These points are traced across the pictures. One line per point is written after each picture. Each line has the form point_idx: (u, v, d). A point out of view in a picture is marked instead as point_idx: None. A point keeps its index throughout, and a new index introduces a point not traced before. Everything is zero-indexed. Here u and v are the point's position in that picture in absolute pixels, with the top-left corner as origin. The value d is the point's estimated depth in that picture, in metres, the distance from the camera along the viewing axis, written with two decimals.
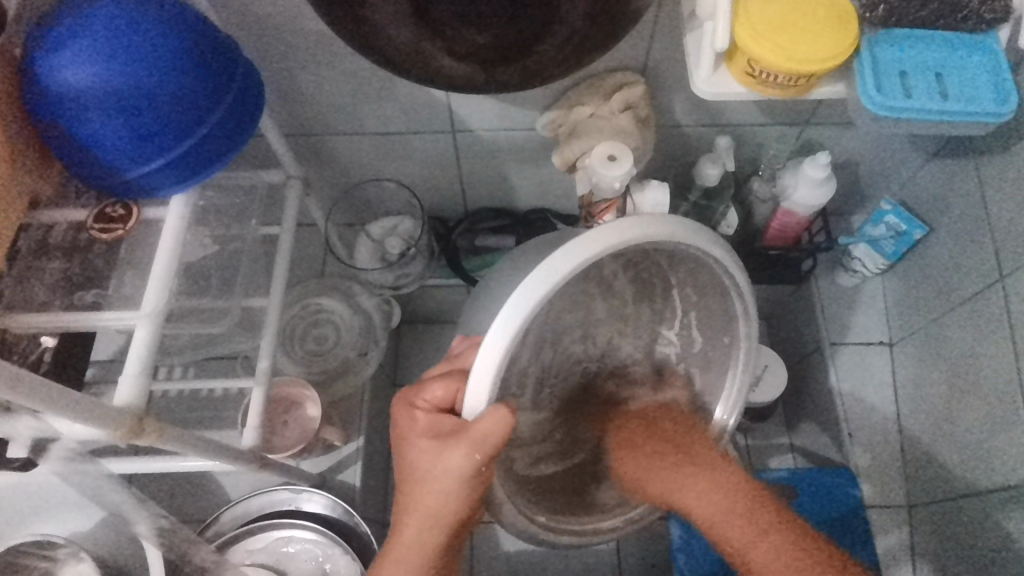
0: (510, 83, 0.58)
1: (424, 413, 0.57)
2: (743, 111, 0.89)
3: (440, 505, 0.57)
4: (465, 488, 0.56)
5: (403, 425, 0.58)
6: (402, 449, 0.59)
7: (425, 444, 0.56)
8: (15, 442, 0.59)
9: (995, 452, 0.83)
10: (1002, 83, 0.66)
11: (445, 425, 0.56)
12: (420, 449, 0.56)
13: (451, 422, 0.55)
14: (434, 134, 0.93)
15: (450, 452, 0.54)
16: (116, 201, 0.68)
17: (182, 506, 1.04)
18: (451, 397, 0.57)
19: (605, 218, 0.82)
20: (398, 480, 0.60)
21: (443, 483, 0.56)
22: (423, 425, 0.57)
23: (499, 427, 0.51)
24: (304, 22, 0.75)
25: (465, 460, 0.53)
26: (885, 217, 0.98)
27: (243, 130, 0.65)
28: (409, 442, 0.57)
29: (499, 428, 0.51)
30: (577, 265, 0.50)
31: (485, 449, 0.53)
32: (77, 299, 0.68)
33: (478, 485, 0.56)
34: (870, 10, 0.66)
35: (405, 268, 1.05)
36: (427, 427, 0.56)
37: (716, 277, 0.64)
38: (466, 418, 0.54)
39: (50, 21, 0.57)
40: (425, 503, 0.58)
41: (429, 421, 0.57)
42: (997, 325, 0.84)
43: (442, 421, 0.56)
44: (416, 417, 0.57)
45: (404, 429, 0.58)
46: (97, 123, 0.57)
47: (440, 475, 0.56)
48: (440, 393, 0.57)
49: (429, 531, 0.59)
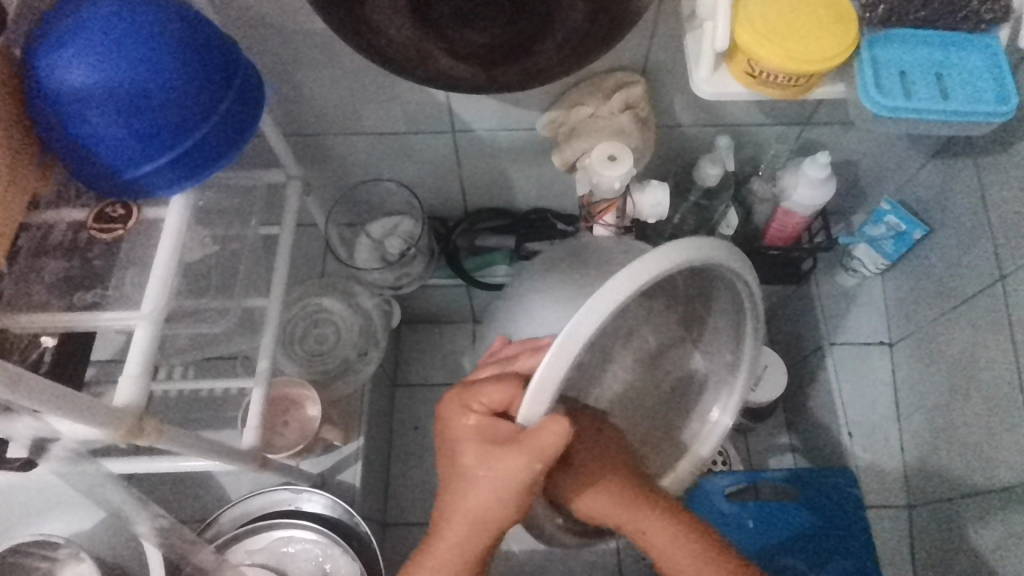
0: (511, 83, 0.58)
1: (479, 416, 0.54)
2: (743, 111, 0.89)
3: (486, 514, 0.54)
4: (511, 500, 0.53)
5: (454, 425, 0.55)
6: (449, 450, 0.56)
7: (476, 446, 0.53)
8: (15, 442, 0.59)
9: (995, 452, 0.83)
10: (1002, 83, 0.66)
11: (500, 430, 0.53)
12: (471, 452, 0.53)
13: (508, 427, 0.52)
14: (434, 135, 0.93)
15: (507, 455, 0.51)
16: (116, 201, 0.69)
17: (182, 506, 1.04)
18: (507, 403, 0.54)
19: (605, 218, 0.84)
20: (440, 484, 0.56)
21: (490, 490, 0.53)
22: (476, 428, 0.53)
23: (559, 438, 0.48)
24: (304, 21, 0.75)
25: (524, 468, 0.50)
26: (885, 217, 0.99)
27: (243, 130, 0.65)
28: (460, 444, 0.54)
29: (558, 437, 0.49)
30: (641, 287, 0.48)
31: (546, 459, 0.50)
32: (77, 300, 0.67)
33: (528, 497, 0.53)
34: (870, 10, 0.66)
35: (406, 268, 1.05)
36: (481, 430, 0.53)
37: (737, 300, 0.63)
38: (525, 425, 0.51)
39: (51, 22, 0.57)
40: (469, 509, 0.54)
41: (482, 425, 0.53)
42: (997, 325, 0.84)
43: (498, 426, 0.53)
44: (470, 417, 0.54)
45: (455, 429, 0.55)
46: (95, 122, 0.57)
47: (493, 482, 0.52)
48: (495, 396, 0.55)
49: (468, 542, 0.55)
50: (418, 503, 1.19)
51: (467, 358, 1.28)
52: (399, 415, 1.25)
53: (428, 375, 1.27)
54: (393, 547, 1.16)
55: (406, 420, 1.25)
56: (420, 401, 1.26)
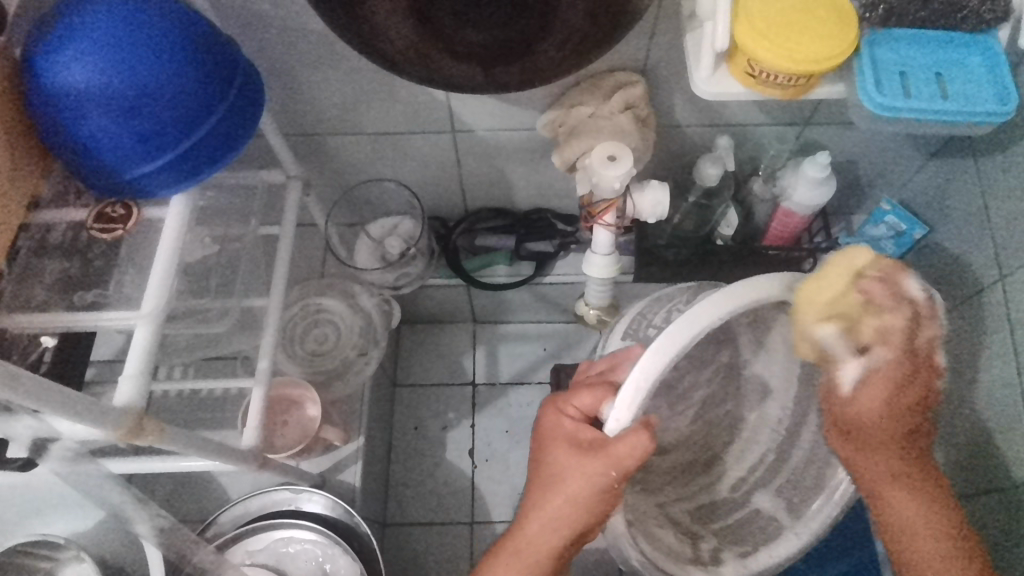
0: (512, 82, 0.57)
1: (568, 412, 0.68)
2: (743, 111, 0.89)
3: (575, 504, 0.63)
4: (595, 500, 0.63)
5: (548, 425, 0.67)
6: (544, 456, 0.66)
7: (574, 457, 0.63)
8: (15, 441, 0.59)
9: (995, 451, 0.83)
10: (1003, 83, 0.66)
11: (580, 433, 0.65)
12: (600, 471, 0.61)
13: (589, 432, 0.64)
14: (435, 135, 0.93)
15: (596, 463, 0.61)
16: (116, 201, 0.68)
17: (183, 506, 1.04)
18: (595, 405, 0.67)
19: (605, 217, 0.85)
20: (528, 487, 0.66)
21: (582, 492, 0.62)
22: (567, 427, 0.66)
23: (638, 448, 0.59)
24: (303, 20, 0.75)
25: (605, 474, 0.61)
26: (885, 217, 1.00)
27: (243, 130, 0.65)
28: (552, 441, 0.65)
29: (637, 450, 0.59)
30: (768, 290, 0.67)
31: (621, 468, 0.60)
32: (77, 299, 0.68)
33: (606, 495, 0.63)
34: (870, 10, 0.66)
35: (405, 268, 1.05)
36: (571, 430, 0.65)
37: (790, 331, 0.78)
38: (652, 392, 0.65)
39: (52, 20, 0.57)
40: (556, 506, 0.63)
41: (578, 428, 0.65)
42: (997, 324, 0.84)
43: (579, 428, 0.65)
44: (565, 424, 0.66)
45: (551, 431, 0.66)
46: (96, 122, 0.57)
47: (582, 489, 0.62)
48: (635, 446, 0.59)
49: (548, 538, 0.63)
50: (420, 504, 1.19)
51: (466, 359, 1.28)
52: (399, 415, 1.25)
53: (428, 375, 1.28)
54: (393, 547, 1.16)
55: (406, 420, 1.24)
56: (420, 401, 1.26)
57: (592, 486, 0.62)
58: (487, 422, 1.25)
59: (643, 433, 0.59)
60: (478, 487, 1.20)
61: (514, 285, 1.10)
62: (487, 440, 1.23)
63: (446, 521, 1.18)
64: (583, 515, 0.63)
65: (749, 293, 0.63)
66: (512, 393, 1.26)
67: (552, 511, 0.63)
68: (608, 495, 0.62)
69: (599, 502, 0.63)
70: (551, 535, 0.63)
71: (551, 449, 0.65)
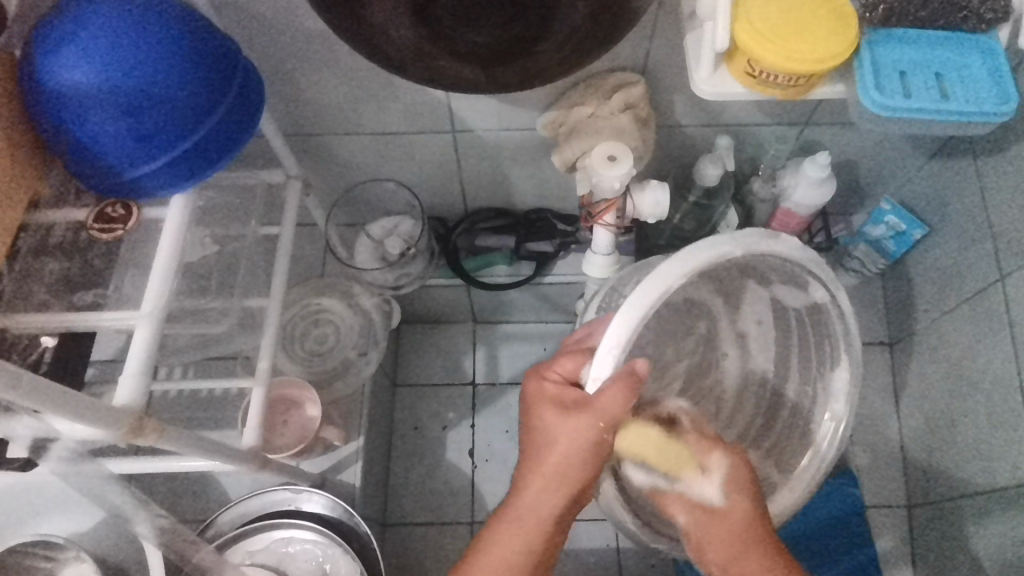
0: (512, 83, 0.58)
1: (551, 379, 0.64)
2: (743, 111, 0.89)
3: (565, 464, 0.61)
4: (588, 457, 0.61)
5: (530, 391, 0.64)
6: (530, 424, 0.63)
7: (559, 419, 0.60)
8: (16, 442, 0.59)
9: (995, 452, 0.83)
10: (1002, 83, 0.66)
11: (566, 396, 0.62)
12: (588, 427, 0.59)
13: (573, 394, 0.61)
14: (435, 135, 0.93)
15: (580, 420, 0.59)
16: (116, 201, 0.68)
17: (183, 506, 1.04)
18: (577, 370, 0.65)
19: (605, 217, 0.85)
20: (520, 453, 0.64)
21: (572, 453, 0.61)
22: (549, 391, 0.63)
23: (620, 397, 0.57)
24: (302, 21, 0.75)
25: (591, 429, 0.59)
26: (886, 217, 0.99)
27: (242, 130, 0.65)
28: (535, 408, 0.63)
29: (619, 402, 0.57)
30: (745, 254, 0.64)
31: (608, 420, 0.58)
32: (78, 299, 0.68)
33: (599, 451, 0.61)
34: (870, 10, 0.66)
35: (405, 267, 1.05)
36: (553, 394, 0.63)
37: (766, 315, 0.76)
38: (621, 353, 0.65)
39: (51, 20, 0.57)
40: (548, 469, 0.61)
41: (561, 390, 0.62)
42: (997, 325, 0.84)
43: (565, 392, 0.62)
44: (547, 389, 0.63)
45: (531, 396, 0.64)
46: (95, 122, 0.57)
47: (570, 448, 0.60)
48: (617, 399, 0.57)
49: (545, 500, 0.62)
50: (419, 503, 1.19)
51: (466, 359, 1.28)
52: (399, 416, 1.25)
53: (428, 375, 1.28)
54: (392, 547, 1.16)
55: (406, 420, 1.24)
56: (420, 401, 1.26)
57: (580, 445, 0.60)
58: (487, 422, 1.25)
59: (623, 383, 0.57)
60: (478, 487, 1.20)
61: (515, 285, 1.11)
62: (486, 440, 1.23)
63: (446, 520, 1.18)
64: (576, 475, 0.61)
65: (714, 251, 0.60)
66: (511, 393, 1.26)
67: (544, 477, 0.62)
68: (601, 450, 0.60)
69: (591, 460, 0.61)
70: (547, 499, 0.62)
71: (536, 416, 0.62)
